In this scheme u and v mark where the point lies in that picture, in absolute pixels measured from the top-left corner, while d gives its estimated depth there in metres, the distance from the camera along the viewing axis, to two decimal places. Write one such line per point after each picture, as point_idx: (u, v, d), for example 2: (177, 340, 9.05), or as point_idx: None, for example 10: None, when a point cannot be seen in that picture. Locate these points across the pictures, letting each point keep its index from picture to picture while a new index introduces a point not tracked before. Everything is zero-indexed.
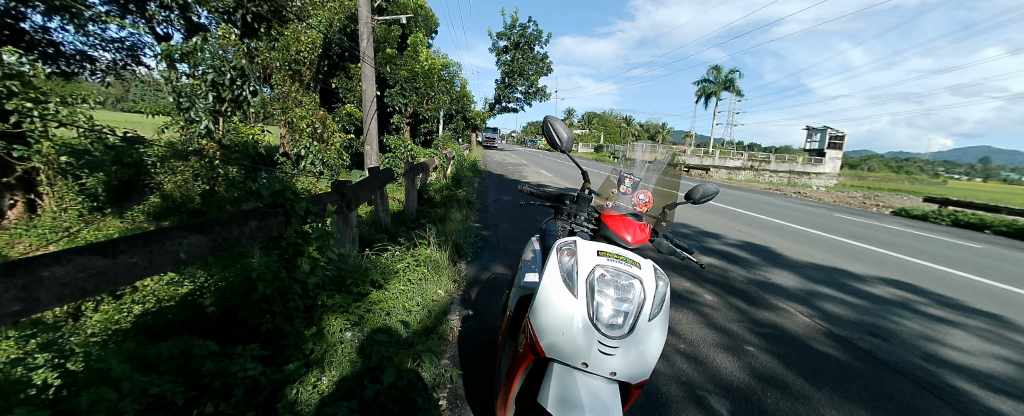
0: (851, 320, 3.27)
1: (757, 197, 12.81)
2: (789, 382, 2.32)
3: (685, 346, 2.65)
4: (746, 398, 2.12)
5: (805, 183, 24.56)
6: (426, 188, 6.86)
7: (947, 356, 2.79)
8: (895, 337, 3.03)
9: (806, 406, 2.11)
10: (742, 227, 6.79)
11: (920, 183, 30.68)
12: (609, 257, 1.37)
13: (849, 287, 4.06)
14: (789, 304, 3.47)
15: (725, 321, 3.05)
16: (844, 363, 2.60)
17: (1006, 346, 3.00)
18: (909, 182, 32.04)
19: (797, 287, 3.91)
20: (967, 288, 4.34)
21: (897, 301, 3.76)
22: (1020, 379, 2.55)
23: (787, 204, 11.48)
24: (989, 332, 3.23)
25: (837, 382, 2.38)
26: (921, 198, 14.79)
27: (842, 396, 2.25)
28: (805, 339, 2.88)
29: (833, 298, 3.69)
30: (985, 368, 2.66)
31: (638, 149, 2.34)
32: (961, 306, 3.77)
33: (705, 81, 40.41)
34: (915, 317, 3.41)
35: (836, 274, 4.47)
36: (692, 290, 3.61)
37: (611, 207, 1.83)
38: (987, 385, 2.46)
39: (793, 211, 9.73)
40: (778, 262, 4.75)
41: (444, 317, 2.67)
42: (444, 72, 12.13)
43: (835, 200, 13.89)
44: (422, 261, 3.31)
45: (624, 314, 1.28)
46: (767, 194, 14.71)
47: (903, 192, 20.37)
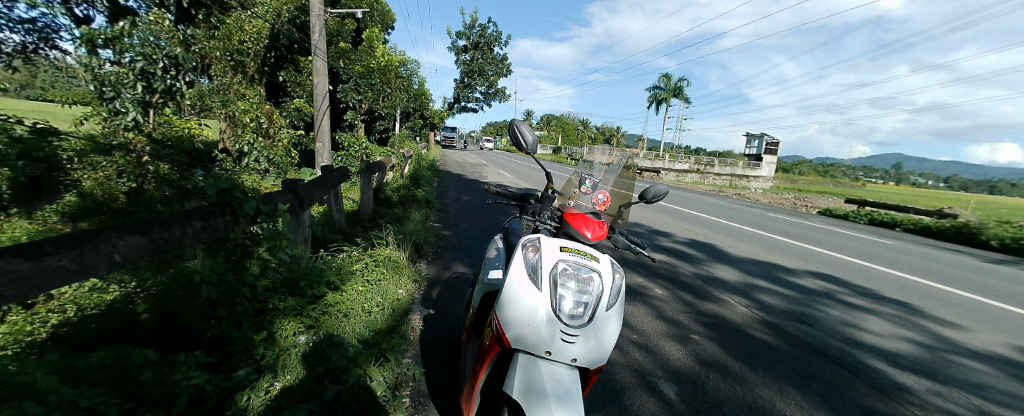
0: (782, 309, 3.64)
1: (704, 198, 13.75)
2: (728, 366, 2.56)
3: (637, 336, 2.81)
4: (692, 382, 2.33)
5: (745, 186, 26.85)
6: (383, 187, 6.68)
7: (861, 337, 3.20)
8: (819, 323, 3.42)
9: (742, 387, 2.36)
10: (690, 226, 7.28)
11: (840, 187, 34.47)
12: (571, 253, 1.44)
13: (782, 280, 4.49)
14: (729, 296, 3.80)
15: (674, 313, 3.27)
16: (776, 346, 2.92)
17: (909, 329, 3.49)
18: (831, 185, 35.90)
19: (738, 281, 4.27)
20: (880, 279, 4.98)
21: (822, 292, 4.23)
22: (919, 358, 2.99)
23: (730, 205, 12.42)
24: (897, 317, 3.73)
25: (771, 364, 2.66)
26: (842, 200, 16.64)
27: (774, 376, 2.52)
28: (743, 327, 3.16)
29: (767, 289, 4.10)
30: (893, 349, 3.08)
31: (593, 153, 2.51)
32: (874, 295, 4.31)
33: (656, 88, 42.74)
34: (836, 305, 3.86)
35: (772, 268, 4.93)
36: (645, 285, 3.84)
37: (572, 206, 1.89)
38: (894, 363, 2.87)
39: (735, 211, 10.57)
40: (721, 258, 5.15)
41: (406, 317, 2.63)
42: (402, 69, 11.89)
43: (770, 201, 15.29)
44: (381, 261, 3.25)
45: (584, 305, 1.36)
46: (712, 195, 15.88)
47: (826, 194, 22.81)
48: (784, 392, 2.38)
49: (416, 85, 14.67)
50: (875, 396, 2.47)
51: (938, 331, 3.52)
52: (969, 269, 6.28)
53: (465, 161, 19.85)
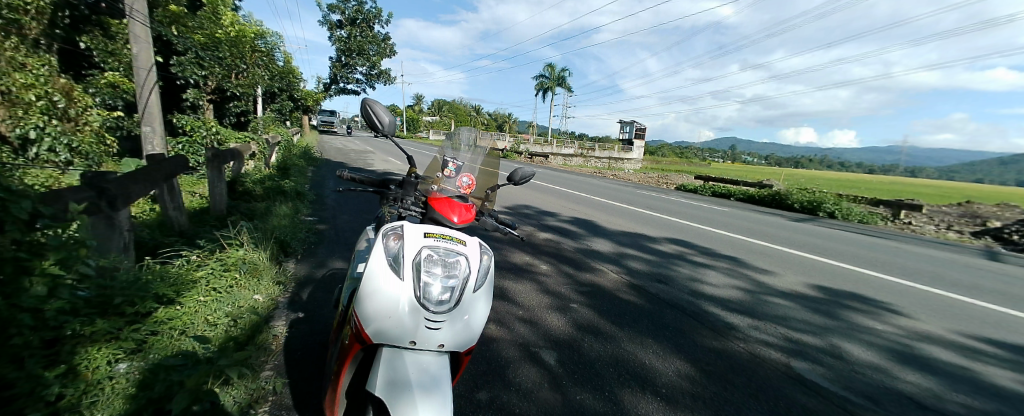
0: (645, 272, 4.24)
1: (586, 180, 15.19)
2: (602, 328, 2.90)
3: (522, 311, 2.98)
4: (569, 346, 2.60)
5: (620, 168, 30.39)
6: (242, 179, 5.75)
7: (701, 288, 3.93)
8: (672, 280, 4.08)
9: (611, 345, 2.72)
10: (573, 205, 7.96)
11: (691, 166, 41.57)
12: (437, 238, 1.41)
13: (646, 247, 5.23)
14: (603, 265, 4.27)
15: (557, 285, 3.54)
16: (640, 304, 3.40)
17: (735, 277, 4.40)
18: (684, 165, 43.05)
19: (611, 251, 4.82)
20: (716, 239, 6.17)
21: (675, 254, 5.05)
22: (741, 300, 3.79)
23: (607, 184, 13.94)
24: (727, 269, 4.66)
25: (636, 320, 3.09)
26: (689, 177, 20.13)
27: (637, 331, 2.95)
28: (614, 291, 3.58)
29: (633, 256, 4.73)
30: (726, 296, 3.84)
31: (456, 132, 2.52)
32: (712, 252, 5.32)
33: (543, 77, 45.20)
34: (685, 264, 4.65)
35: (638, 237, 5.70)
36: (531, 263, 4.07)
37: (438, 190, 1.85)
38: (726, 307, 3.58)
39: (610, 190, 11.91)
40: (598, 232, 5.75)
41: (267, 325, 2.33)
42: (259, 42, 10.26)
43: (637, 179, 17.66)
44: (233, 265, 2.82)
45: (450, 290, 1.35)
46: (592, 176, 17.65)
47: (679, 172, 27.34)
48: (644, 345, 2.80)
49: (280, 62, 12.86)
50: (710, 335, 3.09)
51: (751, 276, 4.54)
52: (769, 226, 8.25)
53: (348, 148, 18.29)
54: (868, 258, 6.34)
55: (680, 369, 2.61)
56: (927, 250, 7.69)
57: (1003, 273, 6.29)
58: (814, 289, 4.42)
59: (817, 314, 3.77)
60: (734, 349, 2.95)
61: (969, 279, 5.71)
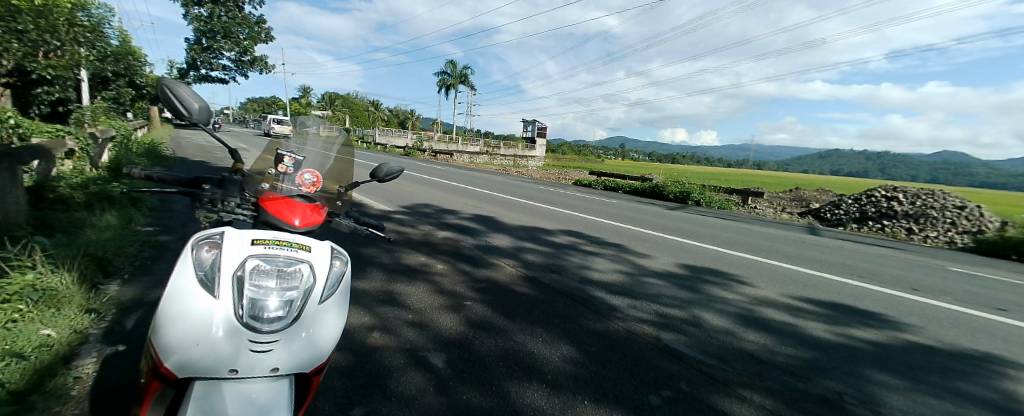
0: (540, 263, 4.45)
1: (492, 177, 15.51)
2: (495, 323, 2.98)
3: (412, 315, 2.91)
4: (459, 346, 2.61)
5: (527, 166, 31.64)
6: (54, 185, 4.59)
7: (589, 275, 4.27)
8: (564, 269, 4.35)
9: (503, 339, 2.80)
10: (476, 202, 8.05)
11: (589, 162, 45.27)
12: (269, 245, 1.28)
13: (542, 239, 5.52)
14: (500, 260, 4.38)
15: (452, 284, 3.52)
16: (531, 296, 3.58)
17: (619, 262, 4.88)
18: (584, 161, 46.73)
19: (508, 245, 4.98)
20: (604, 229, 6.81)
21: (568, 244, 5.41)
22: (622, 283, 4.21)
23: (511, 181, 14.43)
24: (613, 255, 5.15)
25: (528, 312, 3.24)
26: (584, 172, 21.91)
27: (529, 322, 3.10)
28: (510, 285, 3.68)
29: (529, 249, 4.95)
30: (610, 280, 4.23)
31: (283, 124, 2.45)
32: (600, 241, 5.84)
33: (447, 74, 45.00)
34: (577, 253, 5.01)
35: (535, 231, 5.99)
36: (426, 263, 4.00)
37: (274, 191, 1.69)
38: (610, 290, 3.95)
39: (514, 186, 12.35)
40: (498, 228, 5.89)
41: (67, 366, 1.89)
42: (80, 14, 8.28)
43: (539, 176, 18.63)
44: (17, 296, 2.28)
45: (287, 305, 1.25)
46: (497, 174, 18.11)
47: (575, 168, 29.62)
48: (534, 336, 2.95)
49: (113, 40, 10.54)
50: (594, 319, 3.39)
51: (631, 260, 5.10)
52: (648, 215, 9.39)
53: (217, 145, 15.87)
54: (720, 237, 7.62)
55: (566, 354, 2.79)
56: (761, 228, 9.53)
57: (808, 243, 8.13)
58: (680, 269, 5.16)
59: (683, 290, 4.35)
60: (613, 329, 3.29)
61: (788, 249, 7.23)
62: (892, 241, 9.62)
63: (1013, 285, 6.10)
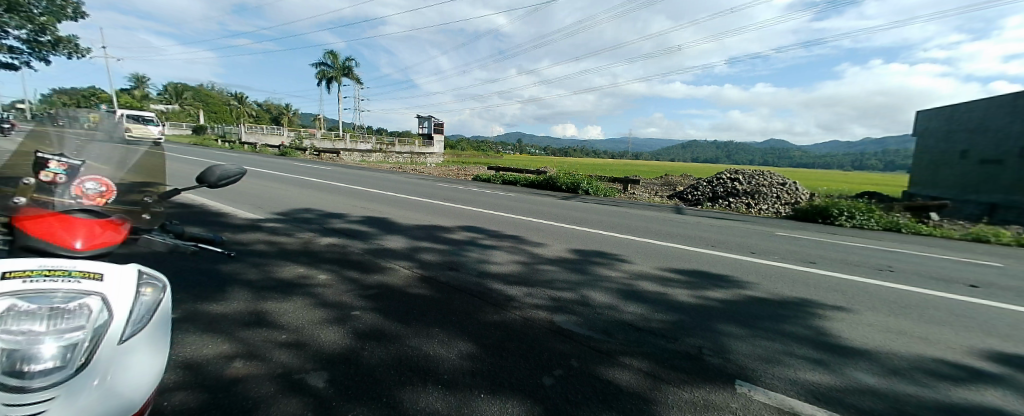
0: (439, 262, 4.41)
1: (390, 178, 15.07)
2: (387, 330, 2.87)
3: (286, 335, 2.69)
4: (344, 361, 2.44)
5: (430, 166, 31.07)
6: None
7: (486, 268, 4.42)
8: (463, 265, 4.40)
9: (396, 344, 2.71)
10: (370, 205, 7.80)
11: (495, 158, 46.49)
12: (34, 283, 1.22)
13: (439, 235, 5.55)
14: (395, 262, 4.26)
15: (337, 295, 3.36)
16: (427, 296, 3.55)
17: (515, 252, 5.17)
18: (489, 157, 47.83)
19: (404, 246, 4.86)
20: (501, 222, 7.17)
21: (467, 239, 5.49)
22: (518, 272, 4.45)
23: (411, 181, 14.21)
24: (510, 247, 5.41)
25: (423, 314, 3.21)
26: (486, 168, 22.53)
27: (425, 323, 3.06)
28: (404, 288, 3.62)
29: (427, 247, 4.89)
30: (506, 270, 4.43)
31: (110, 126, 2.64)
32: (498, 233, 6.12)
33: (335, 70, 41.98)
34: (475, 248, 5.12)
35: (433, 228, 5.99)
36: (307, 275, 3.78)
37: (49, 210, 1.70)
38: (506, 281, 4.17)
39: (414, 186, 12.17)
40: (392, 229, 5.73)
41: None
42: None
43: (442, 174, 18.64)
44: None
45: (67, 347, 1.21)
46: (397, 174, 17.65)
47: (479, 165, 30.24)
48: (430, 337, 2.90)
49: None
50: (491, 310, 3.48)
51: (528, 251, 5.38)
52: (546, 207, 10.01)
53: None
54: (606, 221, 8.55)
55: (463, 351, 2.79)
56: (641, 212, 10.88)
57: (676, 221, 9.54)
58: (572, 255, 5.60)
59: (574, 273, 4.77)
60: (510, 318, 3.41)
61: (661, 228, 8.38)
62: (737, 215, 11.84)
63: (811, 241, 8.01)
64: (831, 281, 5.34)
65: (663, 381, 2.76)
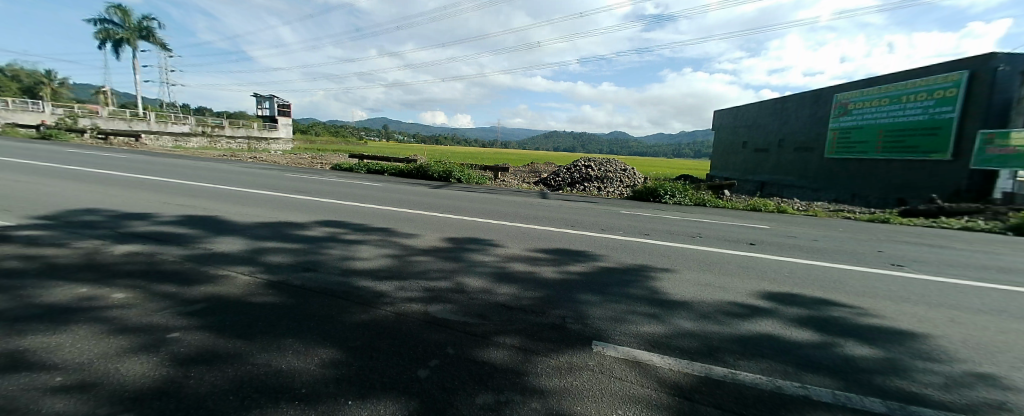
0: (289, 263, 4.41)
1: (227, 175, 13.13)
2: (222, 348, 2.46)
3: (62, 376, 2.08)
4: (159, 394, 2.00)
5: (286, 159, 26.97)
6: None
7: (350, 266, 4.57)
8: (321, 266, 4.46)
9: (235, 363, 2.34)
10: (198, 208, 7.00)
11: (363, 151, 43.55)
12: None
13: (286, 236, 5.66)
14: (233, 269, 4.05)
15: (145, 316, 2.83)
16: (278, 308, 3.19)
17: (379, 249, 5.40)
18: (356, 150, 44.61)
19: (244, 250, 4.73)
20: (363, 218, 7.39)
21: (323, 238, 5.71)
22: (381, 267, 4.67)
23: (255, 179, 12.75)
24: (375, 243, 5.68)
25: (273, 324, 2.88)
26: (350, 162, 21.27)
27: (275, 334, 2.73)
28: (245, 298, 3.30)
29: (276, 263, 4.31)
30: (368, 266, 4.66)
31: None
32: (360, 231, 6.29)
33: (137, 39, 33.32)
34: (334, 247, 5.30)
35: (280, 229, 6.05)
36: (99, 295, 3.13)
37: None
38: (374, 277, 4.27)
39: (258, 186, 10.93)
40: (227, 231, 5.56)
41: None
42: None
43: (296, 170, 17.00)
44: None
45: None
46: (237, 169, 15.47)
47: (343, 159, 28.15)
48: (282, 351, 2.55)
49: None
50: (358, 311, 3.34)
51: (398, 254, 5.21)
52: (420, 202, 9.77)
53: None
54: (474, 210, 9.09)
55: (326, 358, 2.52)
56: (514, 199, 11.53)
57: (545, 206, 10.41)
58: (445, 248, 5.62)
59: (445, 262, 4.99)
60: (380, 317, 3.30)
61: (531, 213, 9.05)
62: (594, 198, 13.59)
63: (648, 217, 9.76)
64: (662, 248, 6.63)
65: (533, 353, 2.99)
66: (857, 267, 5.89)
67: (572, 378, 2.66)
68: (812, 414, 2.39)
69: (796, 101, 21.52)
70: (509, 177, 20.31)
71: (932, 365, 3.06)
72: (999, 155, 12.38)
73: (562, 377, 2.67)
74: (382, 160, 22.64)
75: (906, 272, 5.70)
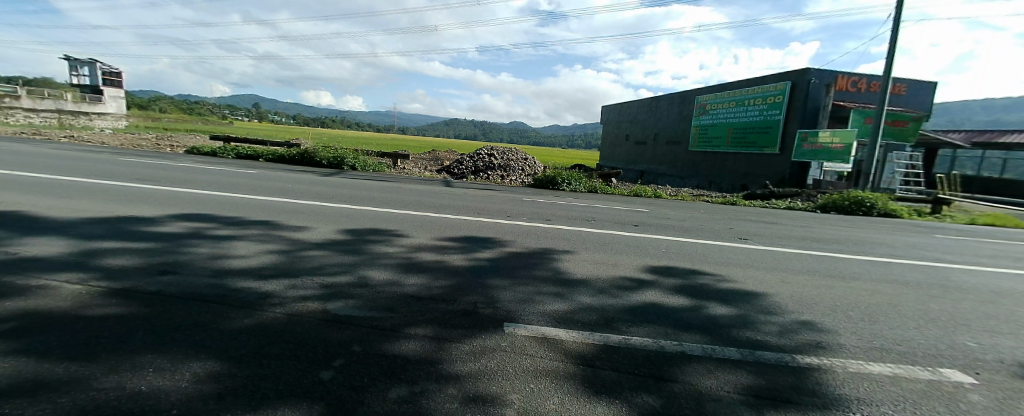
0: (137, 266, 3.72)
1: (36, 160, 10.25)
2: (48, 378, 2.04)
3: None
4: None
5: (121, 140, 21.47)
6: None
7: (224, 265, 3.95)
8: (184, 267, 3.81)
9: (67, 392, 1.94)
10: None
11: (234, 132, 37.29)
12: None
13: (131, 232, 4.74)
14: (53, 278, 3.31)
15: None
16: (133, 325, 2.66)
17: (263, 243, 4.77)
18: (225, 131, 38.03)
19: (68, 253, 3.89)
20: (240, 208, 6.54)
21: (185, 232, 4.92)
22: (266, 263, 4.14)
23: (80, 165, 10.19)
24: (257, 236, 5.00)
25: (123, 341, 2.45)
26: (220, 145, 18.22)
27: (126, 353, 2.33)
28: (77, 314, 2.75)
29: (120, 268, 3.61)
30: (250, 263, 4.07)
31: None
32: (236, 222, 5.57)
33: None
34: (202, 243, 4.56)
35: (122, 224, 5.06)
36: None
37: None
38: (257, 275, 3.77)
39: (86, 175, 8.83)
40: (41, 232, 4.51)
41: None
42: None
43: (143, 155, 14.02)
44: None
45: None
46: (51, 153, 12.15)
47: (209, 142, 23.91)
48: (139, 374, 2.13)
49: None
50: (241, 316, 2.94)
51: (286, 249, 4.63)
52: (309, 192, 8.75)
53: None
54: (376, 198, 8.65)
55: (200, 374, 2.18)
56: (418, 187, 11.12)
57: (450, 194, 10.28)
58: (344, 240, 5.18)
59: (345, 254, 4.64)
60: (269, 319, 2.94)
61: (437, 201, 8.86)
62: (498, 186, 13.85)
63: (549, 203, 10.38)
64: (565, 231, 7.17)
65: (447, 340, 2.97)
66: (714, 243, 7.20)
67: (486, 361, 2.72)
68: (686, 367, 2.86)
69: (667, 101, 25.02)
70: (410, 165, 19.47)
71: (771, 318, 3.94)
72: (811, 150, 15.83)
73: (476, 360, 2.71)
74: (257, 144, 19.50)
75: (747, 245, 7.18)
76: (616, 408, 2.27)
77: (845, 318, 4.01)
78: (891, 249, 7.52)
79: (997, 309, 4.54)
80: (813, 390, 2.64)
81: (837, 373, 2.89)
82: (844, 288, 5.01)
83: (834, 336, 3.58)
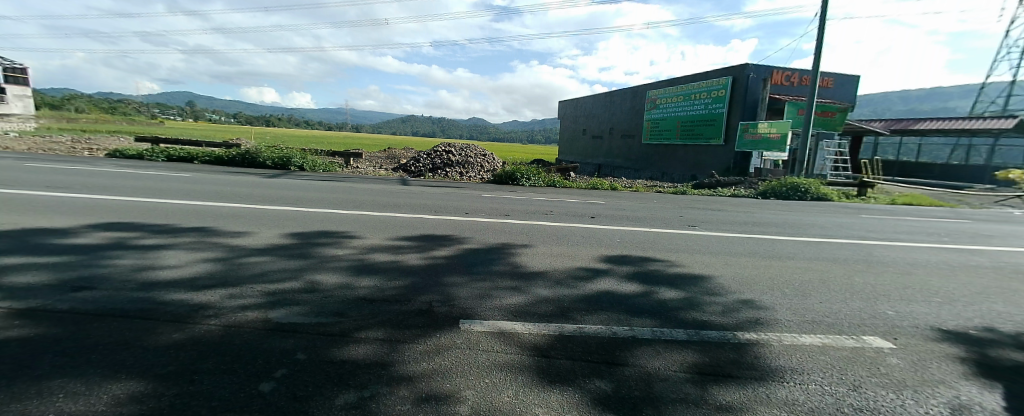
0: (50, 282, 3.32)
1: None
2: None
3: None
4: None
5: (26, 143, 18.93)
6: None
7: (153, 277, 3.61)
8: (106, 281, 3.46)
9: None
10: None
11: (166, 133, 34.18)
12: None
13: (41, 246, 4.21)
14: None
15: None
16: (40, 348, 2.37)
17: (199, 251, 4.41)
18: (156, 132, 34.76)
19: None
20: (172, 215, 5.98)
21: (108, 243, 4.43)
22: (204, 272, 3.84)
23: None
24: (193, 244, 4.62)
25: (27, 366, 2.17)
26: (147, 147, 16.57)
27: (31, 377, 2.07)
28: None
29: (28, 285, 3.21)
30: (184, 273, 3.75)
31: None
32: (168, 230, 5.10)
33: None
34: (126, 254, 4.13)
35: (30, 237, 4.48)
36: None
37: None
38: (193, 286, 3.49)
39: None
40: None
41: None
42: None
43: (51, 161, 12.41)
44: None
45: None
46: None
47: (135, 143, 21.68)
48: (46, 401, 1.90)
49: None
50: (169, 331, 2.71)
51: (224, 256, 4.31)
52: (251, 195, 8.19)
53: None
54: (327, 199, 8.28)
55: (119, 395, 1.99)
56: (372, 187, 10.73)
57: (406, 192, 10.05)
58: (289, 245, 4.89)
59: (292, 259, 4.41)
60: (202, 332, 2.73)
61: (393, 200, 8.63)
62: (457, 183, 13.72)
63: (508, 199, 10.41)
64: (524, 226, 7.24)
65: (398, 341, 2.90)
66: (666, 231, 7.57)
67: (438, 360, 2.68)
68: (636, 350, 2.99)
69: (620, 96, 25.85)
70: (364, 163, 18.78)
71: (715, 298, 4.22)
72: (752, 140, 17.04)
73: (429, 360, 2.67)
74: (192, 146, 17.93)
75: (696, 231, 7.61)
76: (569, 396, 2.32)
77: (780, 295, 4.37)
78: (820, 230, 8.29)
79: (904, 279, 5.14)
80: (750, 363, 2.86)
81: (771, 346, 3.15)
82: (779, 267, 5.45)
83: (771, 312, 3.88)
